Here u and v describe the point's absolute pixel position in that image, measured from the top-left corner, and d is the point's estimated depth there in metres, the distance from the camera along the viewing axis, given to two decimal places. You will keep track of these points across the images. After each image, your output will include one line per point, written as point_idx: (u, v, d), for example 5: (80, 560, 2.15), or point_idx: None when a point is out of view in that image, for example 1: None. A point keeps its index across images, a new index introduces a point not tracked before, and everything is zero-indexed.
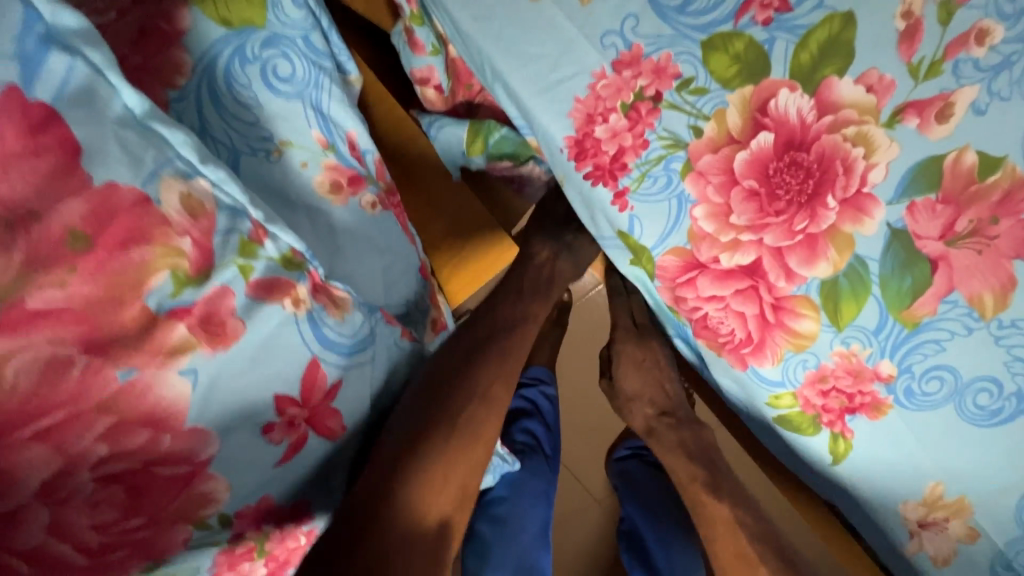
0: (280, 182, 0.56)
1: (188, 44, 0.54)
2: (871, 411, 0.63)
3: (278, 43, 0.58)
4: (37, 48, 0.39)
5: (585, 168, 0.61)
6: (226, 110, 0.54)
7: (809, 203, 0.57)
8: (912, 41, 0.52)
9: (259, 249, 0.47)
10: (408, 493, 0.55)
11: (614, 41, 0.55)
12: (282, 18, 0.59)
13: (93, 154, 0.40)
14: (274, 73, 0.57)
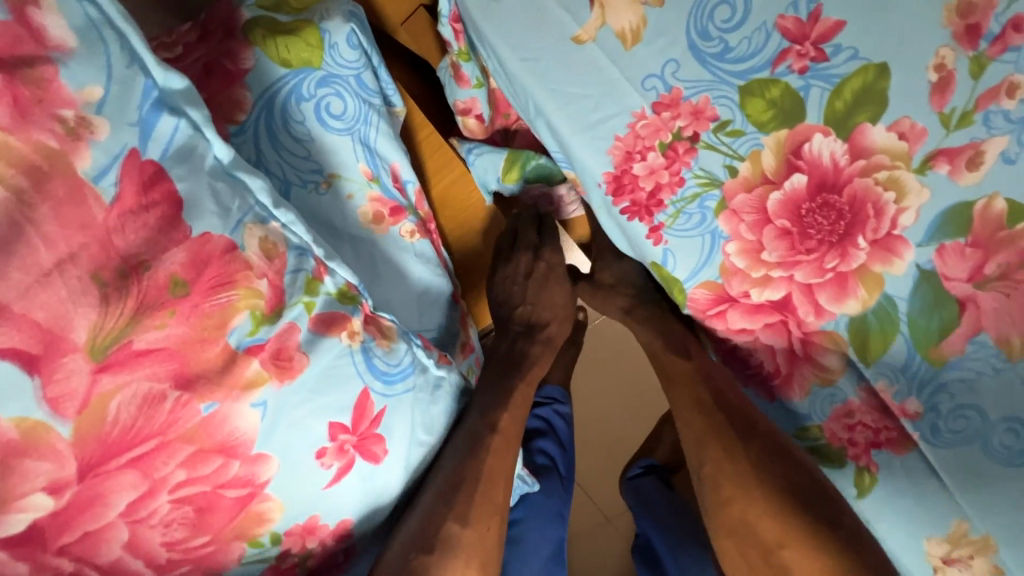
0: (326, 214, 0.59)
1: (250, 82, 0.57)
2: (896, 446, 0.64)
3: (332, 82, 0.60)
4: (151, 111, 0.42)
5: (622, 203, 0.63)
6: (281, 144, 0.57)
7: (840, 243, 0.59)
8: (944, 92, 0.54)
9: (321, 285, 0.49)
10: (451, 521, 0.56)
11: (655, 84, 0.58)
12: (337, 59, 0.60)
13: (191, 207, 0.43)
14: (327, 111, 0.59)
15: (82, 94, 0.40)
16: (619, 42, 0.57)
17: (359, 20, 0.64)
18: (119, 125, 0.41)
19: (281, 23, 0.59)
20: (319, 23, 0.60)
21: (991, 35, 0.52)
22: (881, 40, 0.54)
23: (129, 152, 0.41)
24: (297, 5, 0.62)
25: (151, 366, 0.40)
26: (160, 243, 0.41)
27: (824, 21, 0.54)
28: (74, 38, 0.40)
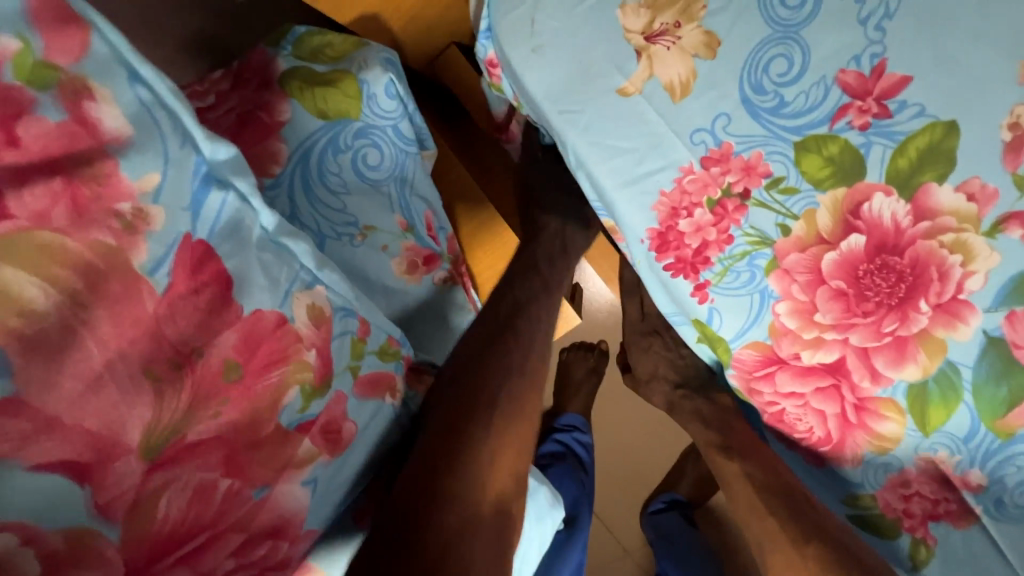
0: (360, 266, 0.55)
1: (287, 135, 0.56)
2: (956, 519, 0.60)
3: (369, 134, 0.60)
4: (200, 189, 0.39)
5: (666, 259, 0.61)
6: (316, 197, 0.54)
7: (900, 306, 0.56)
8: (1018, 151, 0.50)
9: (364, 347, 0.49)
10: (494, 420, 0.54)
11: (704, 138, 0.55)
12: (376, 109, 0.61)
13: (242, 283, 0.41)
14: (364, 161, 0.59)
15: (140, 183, 0.36)
16: (667, 94, 0.55)
17: (395, 65, 0.63)
18: (173, 211, 0.37)
19: (317, 74, 0.60)
20: (356, 73, 0.60)
21: None
22: (950, 97, 0.50)
23: (182, 240, 0.38)
24: (334, 53, 0.64)
25: (205, 457, 0.37)
26: (213, 325, 0.39)
27: (889, 75, 0.51)
28: (129, 126, 0.36)
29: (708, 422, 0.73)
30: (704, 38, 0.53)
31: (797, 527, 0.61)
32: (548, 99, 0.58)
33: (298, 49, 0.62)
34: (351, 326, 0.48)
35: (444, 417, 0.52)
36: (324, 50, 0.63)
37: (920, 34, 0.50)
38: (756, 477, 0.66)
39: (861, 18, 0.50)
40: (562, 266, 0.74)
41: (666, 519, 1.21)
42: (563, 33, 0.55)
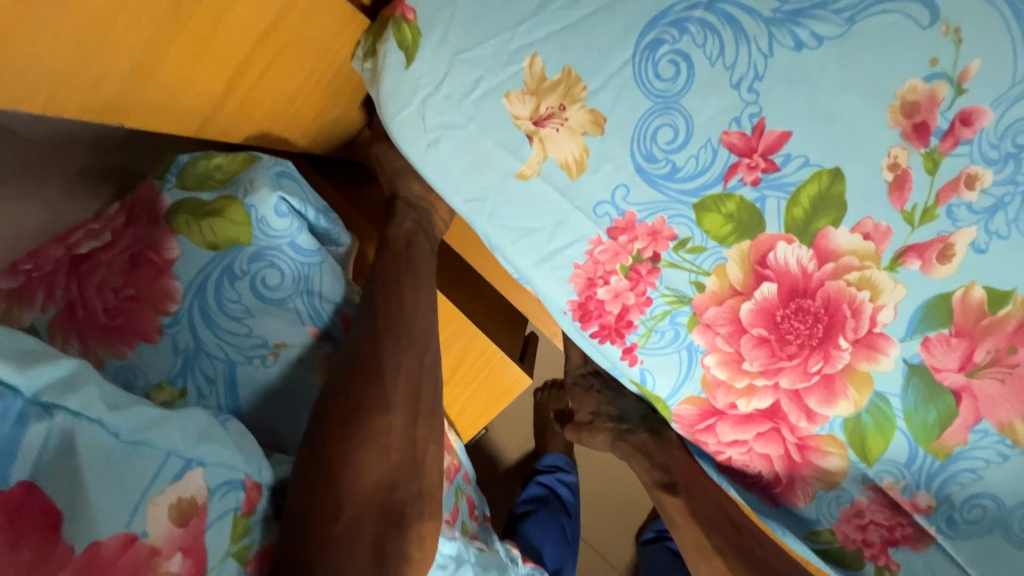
0: (276, 387, 0.56)
1: (181, 271, 0.56)
2: (913, 542, 0.61)
3: (266, 255, 0.58)
4: (15, 427, 0.37)
5: (591, 327, 0.62)
6: (219, 327, 0.55)
7: (821, 345, 0.56)
8: (902, 189, 0.52)
9: (249, 521, 0.48)
10: (371, 436, 0.54)
11: (608, 210, 0.56)
12: (267, 230, 0.58)
13: (77, 515, 0.38)
14: (263, 283, 0.57)
15: None
16: (565, 173, 0.56)
17: (290, 178, 0.61)
18: None
19: (207, 203, 0.58)
20: (244, 199, 0.57)
21: (939, 131, 0.51)
22: (830, 147, 0.52)
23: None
24: (226, 176, 0.61)
25: None
26: None
27: (769, 132, 0.52)
28: None
29: (652, 457, 0.68)
30: (590, 117, 0.54)
31: (745, 565, 0.61)
32: (453, 188, 0.60)
33: (184, 178, 0.60)
34: (235, 500, 0.47)
35: (321, 443, 0.52)
36: (213, 174, 0.61)
37: (792, 93, 0.51)
38: (702, 513, 0.64)
39: (734, 82, 0.51)
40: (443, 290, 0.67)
41: (652, 552, 1.22)
42: (451, 128, 0.57)
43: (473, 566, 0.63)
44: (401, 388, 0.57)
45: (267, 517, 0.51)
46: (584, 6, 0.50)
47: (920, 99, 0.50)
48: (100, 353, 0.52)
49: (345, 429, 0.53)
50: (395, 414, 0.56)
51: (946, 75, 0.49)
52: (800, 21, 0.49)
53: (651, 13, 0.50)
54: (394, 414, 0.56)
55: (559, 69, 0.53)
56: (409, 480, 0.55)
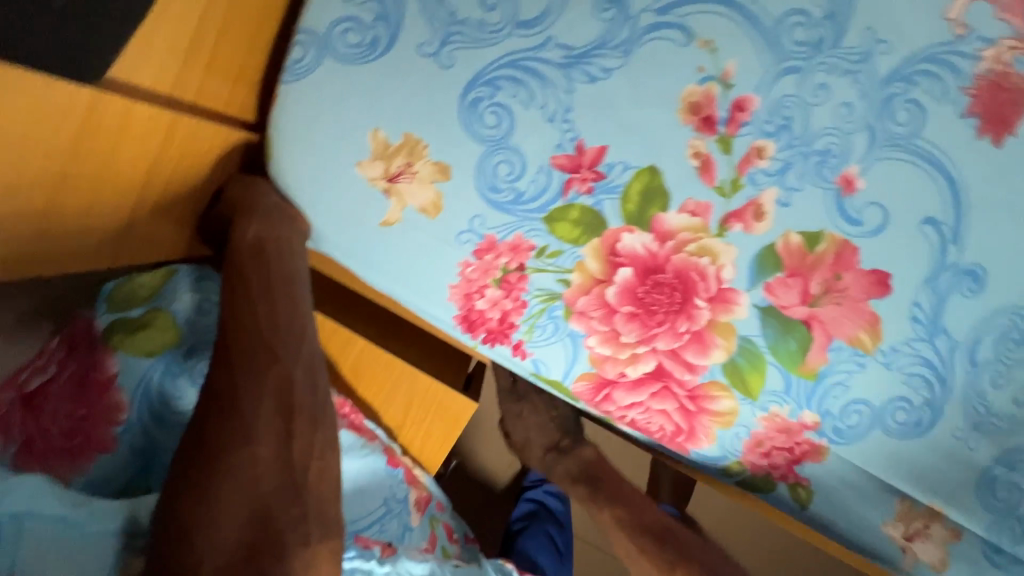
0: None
1: (123, 381, 0.63)
2: (815, 455, 0.71)
3: (199, 349, 0.67)
4: None
5: (480, 334, 0.73)
6: (169, 422, 0.63)
7: (682, 309, 0.68)
8: (709, 170, 0.64)
9: None
10: (228, 484, 0.52)
11: (469, 237, 0.69)
12: (194, 328, 0.68)
13: None
14: (202, 373, 0.65)
15: None
16: (425, 215, 0.70)
17: (210, 280, 0.71)
18: None
19: (134, 318, 0.67)
20: (169, 308, 0.67)
21: (723, 119, 0.63)
22: (641, 152, 0.64)
23: None
24: (147, 291, 0.69)
25: None
26: None
27: (589, 149, 0.64)
28: None
29: None
30: (435, 168, 0.68)
31: None
32: (348, 251, 0.72)
33: (112, 301, 0.69)
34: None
35: (187, 483, 0.51)
36: (138, 291, 0.69)
37: (599, 117, 0.63)
38: None
39: (548, 117, 0.64)
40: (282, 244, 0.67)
41: None
42: (333, 198, 0.70)
43: None
44: (267, 417, 0.56)
45: None
46: (409, 84, 0.65)
47: (700, 99, 0.62)
48: (69, 474, 0.60)
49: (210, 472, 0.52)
50: (261, 445, 0.55)
51: (713, 77, 0.62)
52: (587, 60, 0.62)
53: (466, 80, 0.65)
54: (261, 446, 0.55)
55: (400, 135, 0.67)
56: (288, 503, 0.53)
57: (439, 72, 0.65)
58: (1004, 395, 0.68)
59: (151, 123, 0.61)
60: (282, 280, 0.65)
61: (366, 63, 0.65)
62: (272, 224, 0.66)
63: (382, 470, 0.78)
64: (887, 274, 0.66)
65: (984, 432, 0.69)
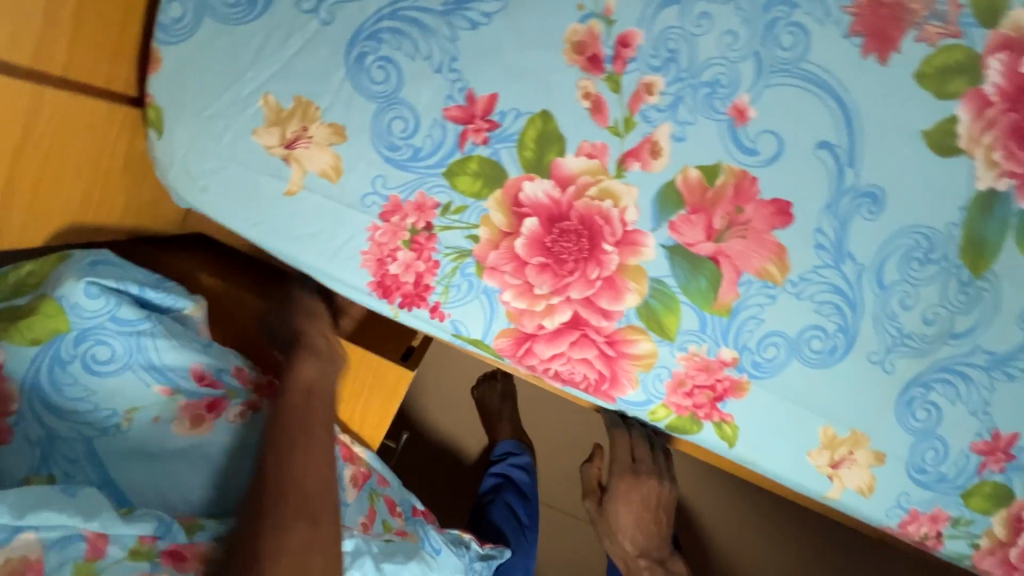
0: (142, 447, 0.64)
1: (12, 371, 0.62)
2: (736, 392, 0.71)
3: (90, 335, 0.64)
4: None
5: (396, 300, 0.70)
6: (62, 411, 0.62)
7: (592, 255, 0.67)
8: (601, 110, 0.63)
9: (97, 563, 0.52)
10: (286, 514, 0.57)
11: (374, 199, 0.66)
12: (84, 314, 0.64)
13: None
14: (94, 361, 0.64)
15: None
16: (327, 180, 0.66)
17: (106, 265, 0.68)
18: None
19: (20, 308, 0.64)
20: (53, 293, 0.63)
21: (608, 57, 0.62)
22: (531, 97, 0.63)
23: None
24: (36, 279, 0.66)
25: None
26: None
27: (480, 98, 0.63)
28: None
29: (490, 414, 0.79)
30: (330, 130, 0.64)
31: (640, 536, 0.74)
32: (251, 228, 0.69)
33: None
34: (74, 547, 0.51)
35: (248, 527, 0.56)
36: (26, 280, 0.66)
37: (485, 65, 0.62)
38: None
39: (436, 68, 0.62)
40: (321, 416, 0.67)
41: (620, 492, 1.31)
42: (227, 174, 0.67)
43: (373, 555, 0.71)
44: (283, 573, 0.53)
45: (124, 557, 0.53)
46: (292, 44, 0.63)
47: (584, 38, 0.62)
48: None
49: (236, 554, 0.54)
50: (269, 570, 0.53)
51: (594, 14, 0.61)
52: (466, 6, 0.61)
53: (348, 36, 0.62)
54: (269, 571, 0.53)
55: (291, 100, 0.64)
56: None
57: (320, 28, 0.62)
58: (913, 315, 0.69)
59: (12, 104, 0.55)
60: (299, 429, 0.64)
61: (245, 23, 0.62)
62: (312, 419, 0.66)
63: None
64: (786, 203, 0.66)
65: (898, 354, 0.70)
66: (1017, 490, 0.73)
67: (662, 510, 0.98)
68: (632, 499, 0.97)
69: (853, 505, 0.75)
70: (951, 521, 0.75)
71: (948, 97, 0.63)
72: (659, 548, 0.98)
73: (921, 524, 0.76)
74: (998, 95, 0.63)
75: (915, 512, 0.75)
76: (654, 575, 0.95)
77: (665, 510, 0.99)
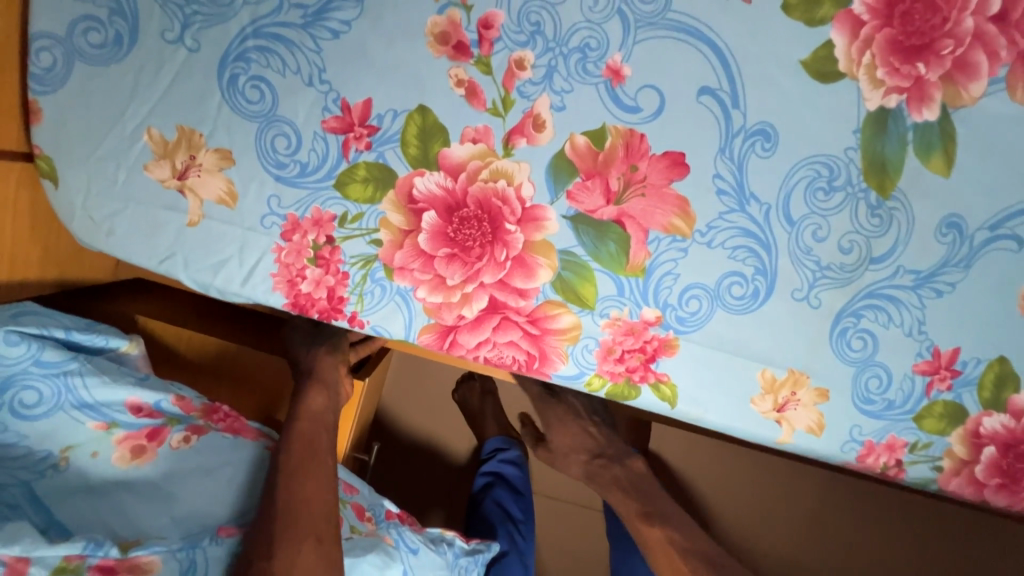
0: (80, 483, 0.64)
1: None
2: (667, 350, 0.71)
3: (17, 381, 0.66)
4: None
5: (315, 316, 0.71)
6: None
7: (496, 238, 0.67)
8: (477, 94, 0.64)
9: None
10: (298, 533, 0.65)
11: (273, 219, 0.67)
12: (7, 362, 0.65)
13: None
14: (22, 405, 0.65)
15: None
16: (225, 206, 0.67)
17: (27, 314, 0.70)
18: None
19: None
20: None
21: (474, 42, 0.63)
22: (405, 94, 0.64)
23: None
24: None
25: None
26: None
27: (355, 106, 0.64)
28: None
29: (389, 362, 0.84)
30: (217, 155, 0.65)
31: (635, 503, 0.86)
32: (159, 262, 0.69)
33: None
34: None
35: (259, 540, 0.63)
36: None
37: (355, 69, 0.63)
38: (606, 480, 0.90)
39: (306, 81, 0.63)
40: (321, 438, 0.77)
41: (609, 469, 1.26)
42: (129, 215, 0.68)
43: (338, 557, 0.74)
44: (299, 547, 0.64)
45: None
46: (165, 75, 0.64)
47: (446, 28, 0.62)
48: None
49: (259, 540, 0.63)
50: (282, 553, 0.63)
51: (452, 2, 0.62)
52: (324, 16, 0.62)
53: (217, 60, 0.63)
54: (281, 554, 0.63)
55: (174, 130, 0.65)
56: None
57: (188, 55, 0.63)
58: (828, 245, 0.68)
59: None
60: (311, 457, 0.73)
61: (114, 63, 0.63)
62: (316, 455, 0.74)
63: None
64: (679, 154, 0.65)
65: (822, 287, 0.69)
66: (969, 406, 0.72)
67: (596, 414, 0.96)
68: (557, 413, 0.95)
69: (807, 446, 0.75)
70: (908, 447, 0.74)
71: (820, 23, 0.63)
72: (610, 447, 0.94)
73: (879, 455, 0.75)
74: (868, 13, 0.62)
75: (870, 444, 0.74)
76: (613, 472, 0.91)
77: (600, 414, 0.97)
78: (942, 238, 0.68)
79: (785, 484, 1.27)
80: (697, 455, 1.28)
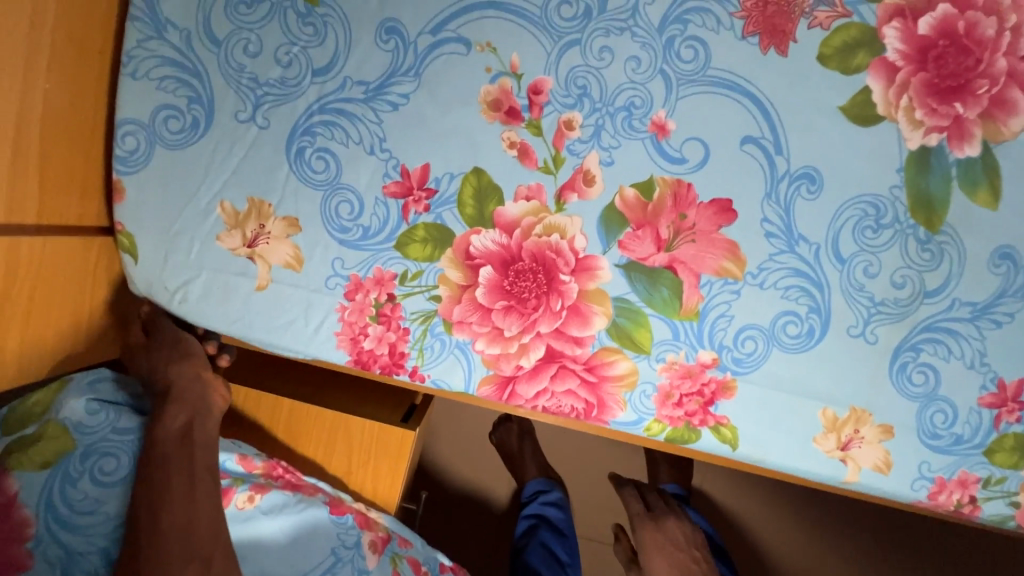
0: None
1: (24, 499, 0.63)
2: (725, 392, 0.71)
3: (96, 449, 0.68)
4: None
5: (377, 372, 0.73)
6: (77, 526, 0.64)
7: (551, 289, 0.68)
8: (529, 154, 0.67)
9: None
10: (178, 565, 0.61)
11: (337, 280, 0.70)
12: (87, 430, 0.69)
13: None
14: (101, 473, 0.67)
15: None
16: (291, 269, 0.70)
17: (102, 381, 0.74)
18: None
19: (25, 436, 0.67)
20: (56, 416, 0.68)
21: (525, 107, 0.66)
22: (462, 157, 0.67)
23: None
24: (40, 408, 0.69)
25: None
26: None
27: (414, 171, 0.68)
28: None
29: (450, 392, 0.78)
30: (285, 223, 0.69)
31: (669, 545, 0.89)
32: (227, 324, 0.72)
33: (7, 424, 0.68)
34: None
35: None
36: (32, 411, 0.69)
37: (414, 137, 0.67)
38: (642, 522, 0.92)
39: (368, 150, 0.68)
40: (188, 453, 0.68)
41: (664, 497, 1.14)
42: (200, 282, 0.71)
43: None
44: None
45: None
46: (238, 152, 0.68)
47: (498, 96, 0.66)
48: None
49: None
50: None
51: (503, 72, 0.66)
52: (385, 90, 0.67)
53: (286, 135, 0.68)
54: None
55: (245, 202, 0.69)
56: None
57: (259, 132, 0.68)
58: (881, 281, 0.69)
59: None
60: (180, 479, 0.66)
61: (192, 143, 0.68)
62: (187, 472, 0.67)
63: (327, 520, 0.76)
64: (727, 201, 0.67)
65: (877, 322, 0.69)
66: None
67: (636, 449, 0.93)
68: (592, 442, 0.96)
69: (875, 485, 0.73)
70: (981, 482, 0.72)
71: (855, 71, 0.66)
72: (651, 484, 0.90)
73: (951, 492, 0.73)
74: (902, 59, 0.65)
75: (941, 480, 0.72)
76: None
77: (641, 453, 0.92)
78: (995, 270, 0.68)
79: (840, 520, 1.22)
80: (747, 495, 1.23)
